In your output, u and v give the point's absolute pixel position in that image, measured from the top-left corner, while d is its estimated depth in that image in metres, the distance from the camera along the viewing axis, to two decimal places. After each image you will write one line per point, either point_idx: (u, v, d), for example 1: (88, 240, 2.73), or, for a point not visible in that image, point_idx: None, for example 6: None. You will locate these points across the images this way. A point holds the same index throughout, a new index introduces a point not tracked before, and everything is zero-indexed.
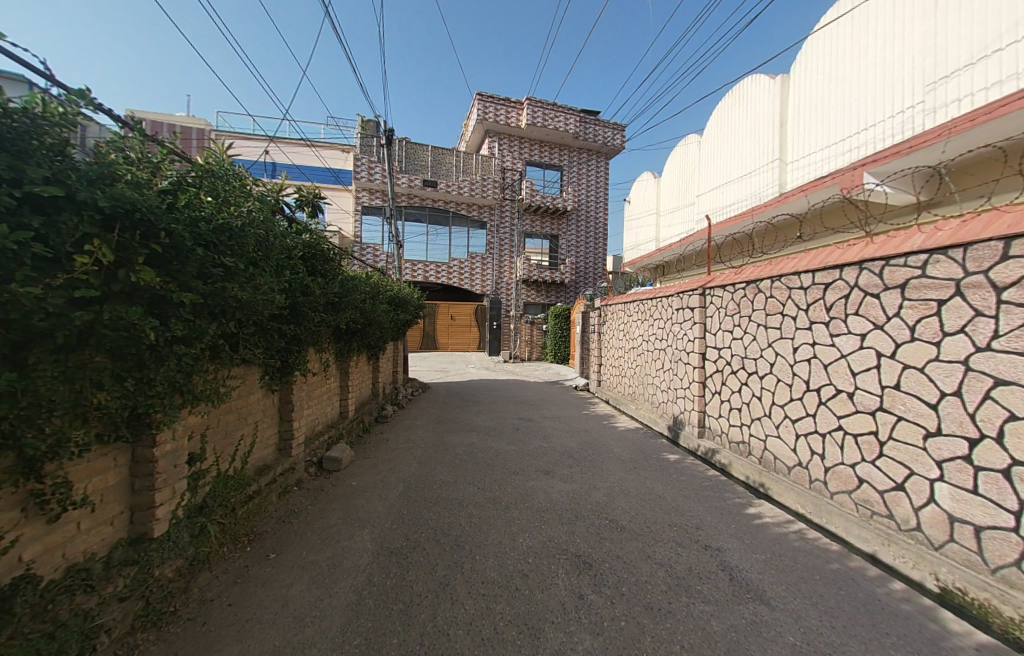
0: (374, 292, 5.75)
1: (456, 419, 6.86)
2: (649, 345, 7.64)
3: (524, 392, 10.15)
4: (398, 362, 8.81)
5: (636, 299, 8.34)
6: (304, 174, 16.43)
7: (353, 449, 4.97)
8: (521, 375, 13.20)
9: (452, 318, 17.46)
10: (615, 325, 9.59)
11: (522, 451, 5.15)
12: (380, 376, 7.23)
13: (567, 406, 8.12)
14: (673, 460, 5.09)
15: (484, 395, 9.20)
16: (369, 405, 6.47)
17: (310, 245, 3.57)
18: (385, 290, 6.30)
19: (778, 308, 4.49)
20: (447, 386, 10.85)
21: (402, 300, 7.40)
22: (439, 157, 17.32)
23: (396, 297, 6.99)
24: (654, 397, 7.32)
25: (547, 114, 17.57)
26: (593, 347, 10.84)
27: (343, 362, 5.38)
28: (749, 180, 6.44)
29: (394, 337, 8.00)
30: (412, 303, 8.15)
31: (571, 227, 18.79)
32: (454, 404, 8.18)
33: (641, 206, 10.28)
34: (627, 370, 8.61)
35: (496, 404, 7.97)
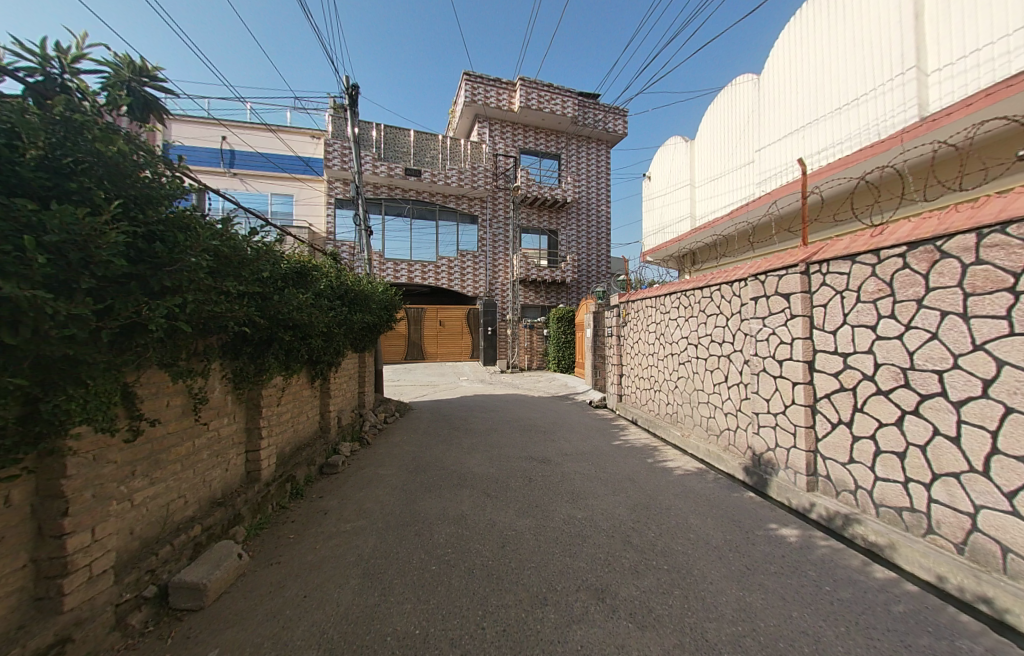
0: (302, 278, 3.63)
1: (439, 463, 4.72)
2: (699, 351, 5.62)
3: (532, 410, 8.03)
4: (365, 380, 6.61)
5: (673, 289, 6.34)
6: (266, 163, 14.24)
7: (250, 548, 2.82)
8: (523, 389, 11.13)
9: (440, 323, 15.23)
10: (641, 326, 7.55)
11: (544, 531, 3.07)
12: (332, 403, 5.07)
13: (592, 433, 6.06)
14: (795, 542, 3.05)
15: (482, 418, 7.08)
16: (306, 450, 4.29)
17: (55, 140, 1.47)
18: (325, 280, 4.18)
19: (1003, 281, 2.45)
20: (434, 405, 8.69)
21: (364, 297, 5.27)
22: (422, 142, 15.16)
23: (349, 291, 4.85)
24: (714, 422, 5.27)
25: (543, 96, 15.69)
26: (611, 355, 8.80)
27: (242, 391, 3.24)
28: (853, 113, 4.55)
29: (353, 348, 5.82)
30: (377, 302, 5.98)
31: (571, 220, 16.90)
32: (439, 433, 6.06)
33: (664, 181, 8.36)
34: (665, 383, 6.56)
35: (497, 434, 5.86)
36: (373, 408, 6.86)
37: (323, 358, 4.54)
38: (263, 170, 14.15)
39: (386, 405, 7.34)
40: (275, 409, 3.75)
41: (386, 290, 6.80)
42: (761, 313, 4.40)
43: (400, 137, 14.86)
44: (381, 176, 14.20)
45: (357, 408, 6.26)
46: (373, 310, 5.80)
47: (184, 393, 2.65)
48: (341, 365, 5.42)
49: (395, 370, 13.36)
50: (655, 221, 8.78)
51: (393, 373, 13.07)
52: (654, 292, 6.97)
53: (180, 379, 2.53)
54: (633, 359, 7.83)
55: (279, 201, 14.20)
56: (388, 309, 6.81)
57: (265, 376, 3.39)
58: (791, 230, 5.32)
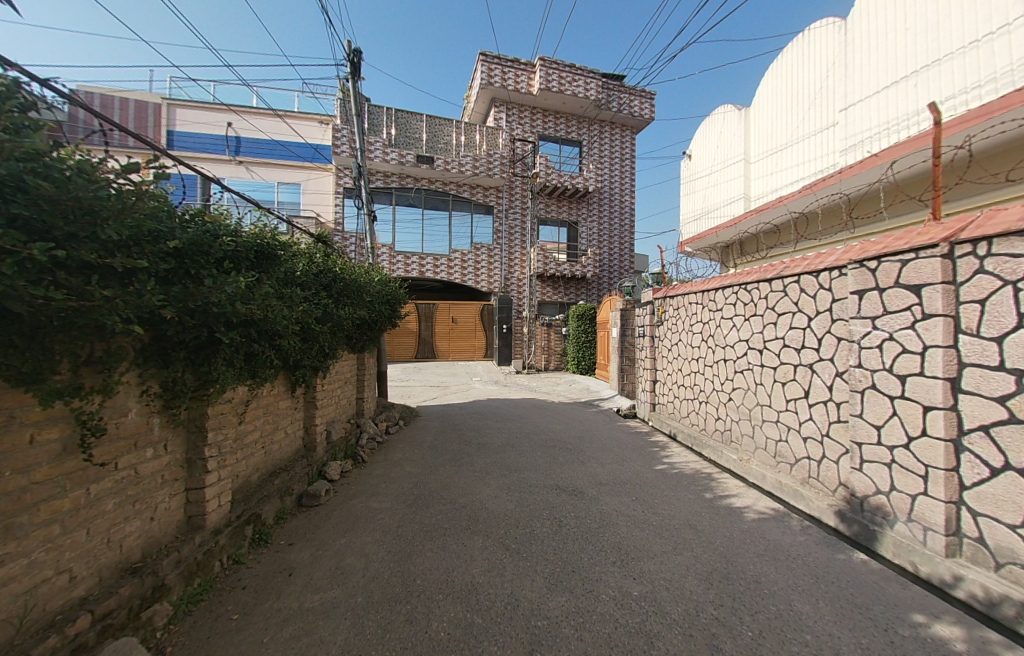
0: (260, 262, 2.72)
1: (444, 491, 3.79)
2: (765, 359, 4.54)
3: (554, 418, 7.05)
4: (364, 384, 5.73)
5: (726, 283, 5.26)
6: (272, 151, 13.52)
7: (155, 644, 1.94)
8: (541, 392, 10.17)
9: (453, 321, 14.30)
10: (681, 326, 6.49)
11: (589, 622, 2.10)
12: (319, 414, 4.20)
13: (630, 453, 5.06)
14: (965, 653, 2.03)
15: (497, 428, 6.14)
16: (280, 477, 3.43)
17: None
18: (298, 266, 3.25)
19: None
20: (445, 410, 7.81)
21: (355, 288, 4.33)
22: (435, 128, 14.20)
23: (333, 282, 3.92)
24: (787, 447, 4.21)
25: (564, 77, 14.57)
26: (642, 357, 7.74)
27: (169, 413, 2.37)
28: (995, 47, 3.32)
29: (347, 348, 4.92)
30: (374, 296, 5.05)
31: (592, 211, 15.75)
32: (446, 449, 5.14)
33: (709, 159, 7.19)
34: (714, 395, 5.49)
35: (515, 453, 4.91)
36: (374, 416, 5.98)
37: (299, 365, 3.63)
38: (269, 158, 13.44)
39: (390, 411, 6.46)
40: (233, 432, 2.88)
41: (388, 282, 5.85)
42: (867, 311, 3.28)
43: (412, 122, 13.93)
44: (391, 164, 13.35)
45: (353, 417, 5.39)
46: (368, 304, 4.86)
47: (71, 423, 1.80)
48: (331, 369, 4.53)
49: (404, 370, 12.56)
50: (695, 205, 7.63)
51: (402, 373, 12.27)
52: (699, 286, 5.89)
53: (57, 402, 1.67)
54: (671, 364, 6.75)
55: (285, 190, 13.50)
56: (389, 304, 5.86)
57: (211, 391, 2.52)
58: (902, 203, 4.14)
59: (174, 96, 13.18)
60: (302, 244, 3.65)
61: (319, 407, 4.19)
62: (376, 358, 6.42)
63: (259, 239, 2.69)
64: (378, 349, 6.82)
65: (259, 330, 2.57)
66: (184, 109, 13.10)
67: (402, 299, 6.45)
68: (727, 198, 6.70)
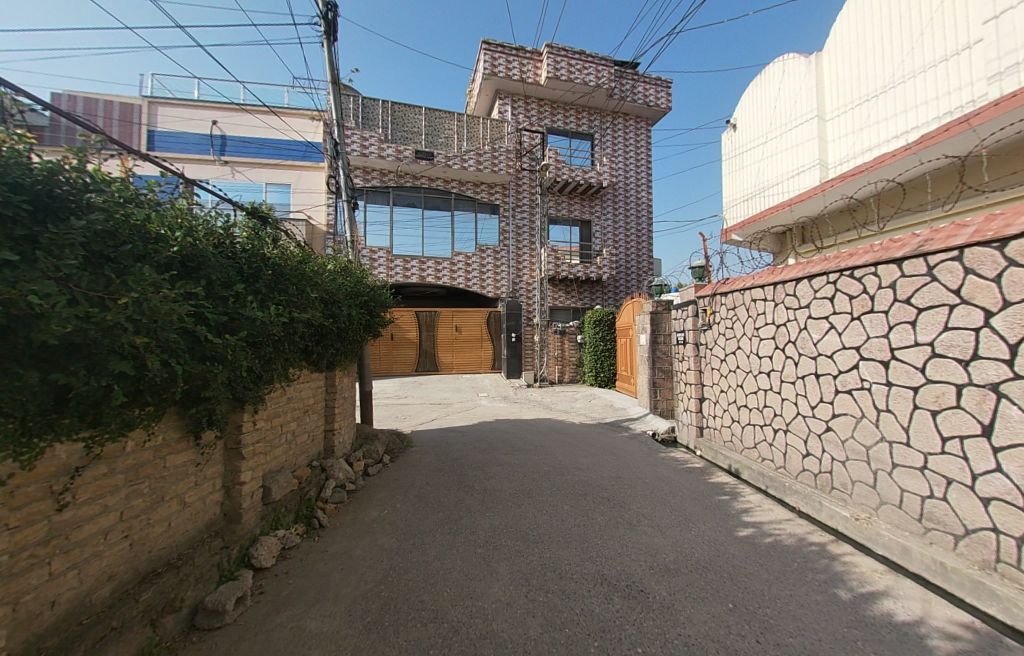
0: (33, 214, 1.40)
1: (426, 592, 2.40)
2: (895, 375, 3.11)
3: (579, 447, 5.63)
4: (333, 412, 4.37)
5: (814, 271, 3.86)
6: (260, 149, 12.46)
7: None
8: (557, 409, 8.75)
9: (457, 330, 12.88)
10: (738, 331, 5.04)
11: None
12: (247, 466, 2.86)
13: (694, 508, 3.63)
14: None
15: (509, 465, 4.74)
16: (149, 586, 2.06)
17: None
18: (165, 238, 1.96)
19: None
20: (443, 436, 6.41)
21: (300, 283, 3.02)
22: (435, 121, 12.83)
23: (253, 270, 2.61)
24: (946, 509, 2.76)
25: (573, 65, 13.41)
26: (682, 370, 6.32)
27: None
28: None
29: (300, 366, 3.58)
30: (337, 294, 3.74)
31: (606, 208, 14.41)
32: (439, 501, 3.77)
33: (764, 124, 5.88)
34: (800, 422, 4.05)
35: (534, 510, 3.50)
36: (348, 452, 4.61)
37: (194, 399, 2.31)
38: (257, 157, 12.39)
39: (373, 442, 5.07)
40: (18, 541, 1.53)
41: (364, 277, 4.54)
42: None
43: (410, 115, 12.62)
44: (387, 161, 12.07)
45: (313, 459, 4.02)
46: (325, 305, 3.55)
47: None
48: (271, 397, 3.19)
49: (402, 385, 11.20)
50: (745, 182, 6.33)
51: (401, 389, 10.94)
52: (766, 277, 4.53)
53: None
54: (726, 379, 5.29)
55: (275, 191, 12.44)
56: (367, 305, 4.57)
57: None
58: None
59: (158, 96, 12.37)
60: (201, 211, 2.37)
61: (247, 456, 2.85)
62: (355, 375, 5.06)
63: (30, 168, 1.38)
64: (358, 365, 5.45)
65: (22, 343, 1.26)
66: (167, 108, 12.24)
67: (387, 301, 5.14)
68: (791, 169, 5.40)
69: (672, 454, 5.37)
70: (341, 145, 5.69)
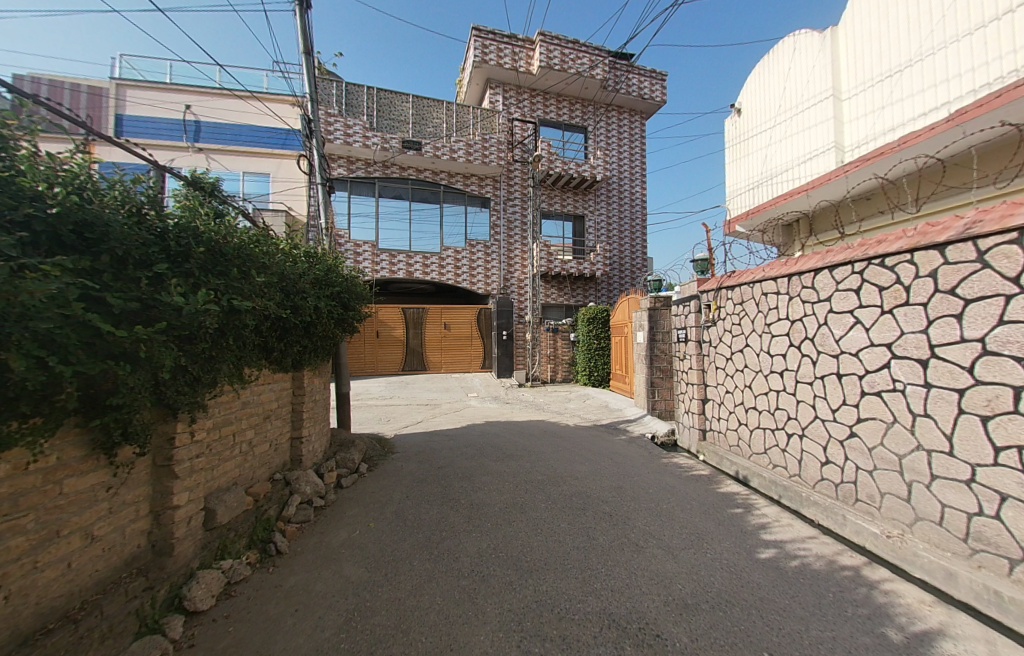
0: None
1: (396, 644, 1.94)
2: (937, 375, 2.74)
3: (575, 452, 5.20)
4: (299, 417, 3.85)
5: (837, 260, 3.49)
6: (237, 136, 11.77)
7: None
8: (550, 409, 8.32)
9: (445, 328, 12.37)
10: (747, 327, 4.67)
11: None
12: (182, 486, 2.36)
13: (708, 525, 3.22)
14: None
15: (499, 474, 4.29)
16: (27, 649, 1.54)
17: None
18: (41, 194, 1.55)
19: None
20: (428, 440, 5.93)
21: (250, 268, 2.50)
22: (423, 109, 12.24)
23: (182, 249, 2.10)
24: (1000, 529, 2.39)
25: (567, 54, 12.95)
26: (683, 369, 5.93)
27: None
28: None
29: (252, 365, 3.07)
30: (298, 284, 3.24)
31: (600, 203, 14.01)
32: (417, 519, 3.30)
33: (773, 107, 5.55)
34: (820, 426, 3.68)
35: (526, 531, 3.05)
36: (318, 461, 4.10)
37: (98, 409, 1.78)
38: (233, 145, 11.70)
39: (348, 448, 4.56)
40: None
41: (335, 266, 4.04)
42: None
43: (397, 103, 12.01)
44: (372, 150, 11.49)
45: (273, 471, 3.51)
46: (282, 295, 3.03)
47: None
48: (216, 402, 2.68)
49: (388, 386, 10.65)
50: (753, 169, 6.00)
51: (385, 389, 10.40)
52: (779, 269, 4.15)
53: None
54: (733, 378, 4.91)
55: (253, 181, 11.77)
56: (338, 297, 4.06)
57: None
58: None
59: (125, 77, 11.58)
60: (100, 180, 1.85)
61: (183, 474, 2.36)
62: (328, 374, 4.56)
63: None
64: (332, 364, 4.92)
65: None
66: (134, 89, 11.45)
67: (364, 294, 4.64)
68: (805, 153, 5.08)
69: (675, 459, 4.98)
70: (316, 121, 5.10)
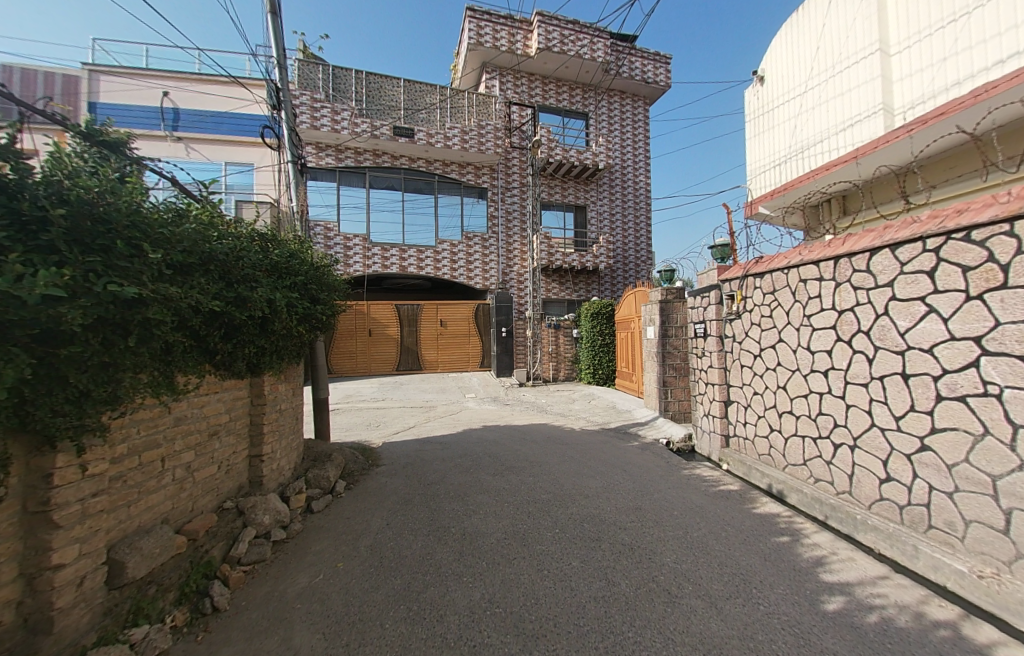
0: None
1: None
2: None
3: (583, 462, 4.60)
4: (258, 431, 3.24)
5: (903, 236, 2.86)
6: (219, 124, 11.10)
7: None
8: (553, 411, 7.72)
9: (441, 325, 11.74)
10: (779, 319, 4.07)
11: None
12: (69, 537, 1.76)
13: (752, 562, 2.63)
14: None
15: (497, 493, 3.70)
16: None
17: None
18: None
19: None
20: (419, 448, 5.33)
21: (152, 244, 1.80)
22: (415, 95, 11.44)
23: (38, 214, 1.46)
24: None
25: (566, 35, 12.22)
26: (702, 367, 5.32)
27: None
28: None
29: (184, 373, 2.45)
30: (235, 270, 2.58)
31: (602, 193, 13.36)
32: (396, 556, 2.70)
33: (805, 70, 4.95)
34: (878, 436, 3.09)
35: (529, 574, 2.46)
36: (285, 481, 3.51)
37: None
38: (215, 134, 11.04)
39: (324, 462, 3.97)
40: None
41: (298, 251, 3.39)
42: None
43: (387, 88, 11.25)
44: (361, 137, 10.80)
45: (224, 498, 2.92)
46: (217, 283, 2.40)
47: None
48: (121, 423, 2.06)
49: (381, 387, 10.04)
50: (779, 143, 5.40)
51: (378, 390, 9.79)
52: (823, 250, 3.54)
53: None
54: (763, 378, 4.31)
55: (237, 172, 11.11)
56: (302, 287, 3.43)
57: None
58: None
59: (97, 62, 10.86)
60: None
61: (68, 523, 1.75)
62: (299, 377, 3.94)
63: None
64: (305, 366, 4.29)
65: None
66: (107, 75, 10.74)
67: (337, 284, 4.00)
68: (843, 119, 4.47)
69: (697, 470, 4.39)
70: (285, 91, 4.45)
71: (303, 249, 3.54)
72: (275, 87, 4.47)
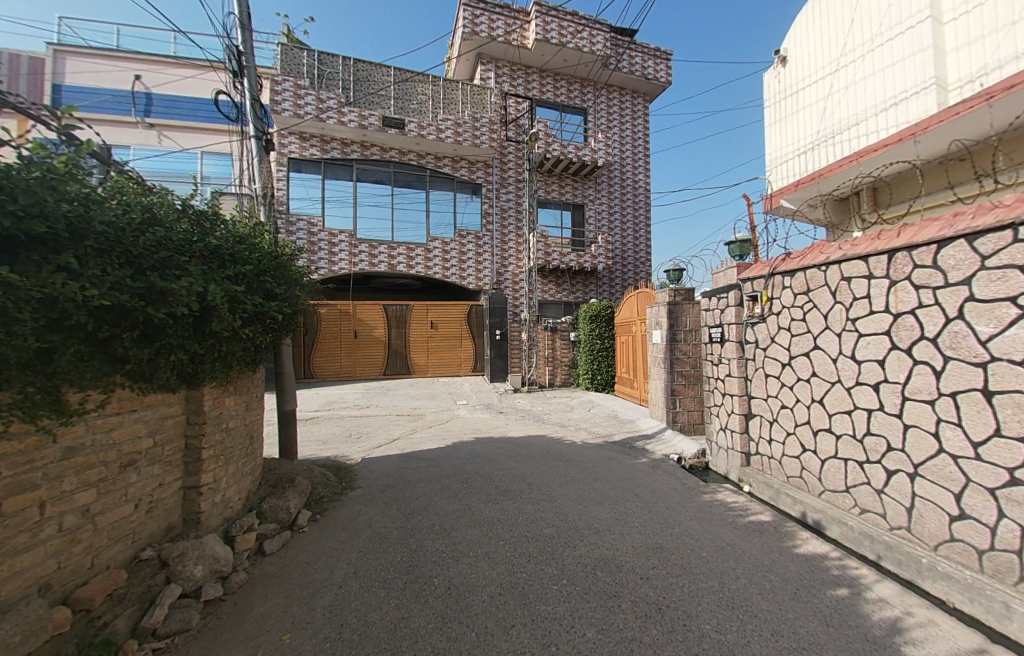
0: None
1: None
2: None
3: (588, 484, 4.02)
4: (194, 457, 2.61)
5: (986, 223, 2.31)
6: (196, 111, 10.36)
7: None
8: (551, 420, 7.14)
9: (432, 327, 11.11)
10: (815, 323, 3.55)
11: None
12: None
13: (814, 631, 2.06)
14: None
15: (489, 527, 3.10)
16: None
17: None
18: None
19: None
20: (401, 465, 4.71)
21: None
22: (406, 84, 10.85)
23: None
24: None
25: (565, 26, 11.73)
26: (717, 376, 4.80)
27: None
28: None
29: (78, 388, 1.83)
30: (134, 248, 1.88)
31: (601, 191, 12.86)
32: (358, 623, 2.09)
33: (837, 46, 4.58)
34: (948, 465, 2.57)
35: (532, 654, 1.86)
36: (231, 516, 2.87)
37: None
38: (190, 121, 10.32)
39: (285, 489, 3.34)
40: None
41: (239, 234, 2.69)
42: None
43: (376, 76, 10.62)
44: (348, 127, 10.16)
45: (140, 547, 2.27)
46: (99, 261, 1.72)
47: None
48: None
49: (366, 393, 9.38)
50: (805, 129, 5.00)
51: (363, 397, 9.12)
52: (874, 243, 3.04)
53: None
54: (792, 390, 3.80)
55: (214, 162, 10.34)
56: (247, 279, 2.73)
57: None
58: None
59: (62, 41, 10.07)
60: None
61: None
62: (255, 388, 3.31)
63: None
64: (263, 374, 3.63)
65: None
66: (72, 55, 9.95)
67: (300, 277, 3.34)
68: (885, 98, 4.08)
69: (718, 494, 3.84)
70: (247, 54, 3.84)
71: (250, 231, 2.83)
72: (236, 50, 3.86)
